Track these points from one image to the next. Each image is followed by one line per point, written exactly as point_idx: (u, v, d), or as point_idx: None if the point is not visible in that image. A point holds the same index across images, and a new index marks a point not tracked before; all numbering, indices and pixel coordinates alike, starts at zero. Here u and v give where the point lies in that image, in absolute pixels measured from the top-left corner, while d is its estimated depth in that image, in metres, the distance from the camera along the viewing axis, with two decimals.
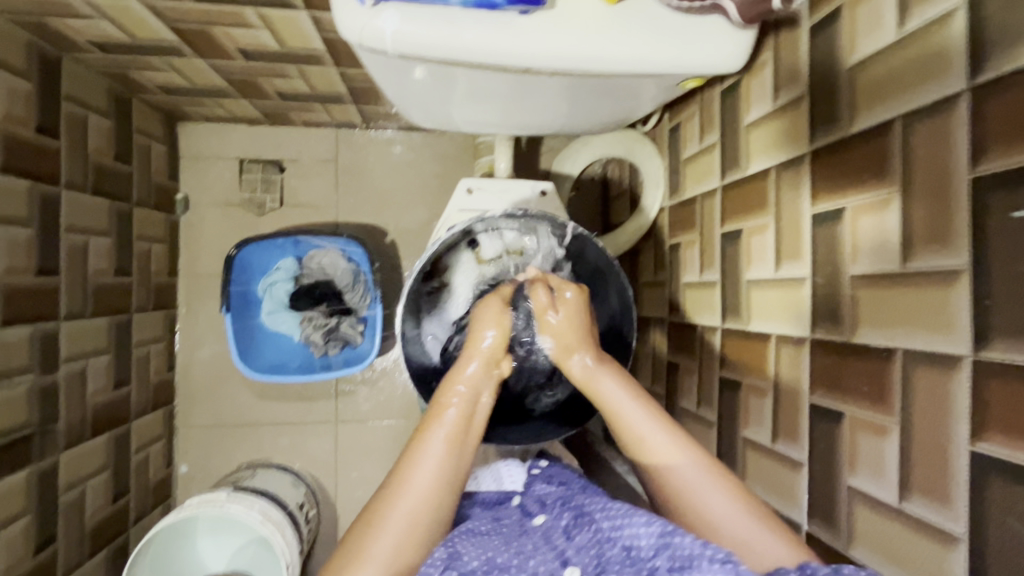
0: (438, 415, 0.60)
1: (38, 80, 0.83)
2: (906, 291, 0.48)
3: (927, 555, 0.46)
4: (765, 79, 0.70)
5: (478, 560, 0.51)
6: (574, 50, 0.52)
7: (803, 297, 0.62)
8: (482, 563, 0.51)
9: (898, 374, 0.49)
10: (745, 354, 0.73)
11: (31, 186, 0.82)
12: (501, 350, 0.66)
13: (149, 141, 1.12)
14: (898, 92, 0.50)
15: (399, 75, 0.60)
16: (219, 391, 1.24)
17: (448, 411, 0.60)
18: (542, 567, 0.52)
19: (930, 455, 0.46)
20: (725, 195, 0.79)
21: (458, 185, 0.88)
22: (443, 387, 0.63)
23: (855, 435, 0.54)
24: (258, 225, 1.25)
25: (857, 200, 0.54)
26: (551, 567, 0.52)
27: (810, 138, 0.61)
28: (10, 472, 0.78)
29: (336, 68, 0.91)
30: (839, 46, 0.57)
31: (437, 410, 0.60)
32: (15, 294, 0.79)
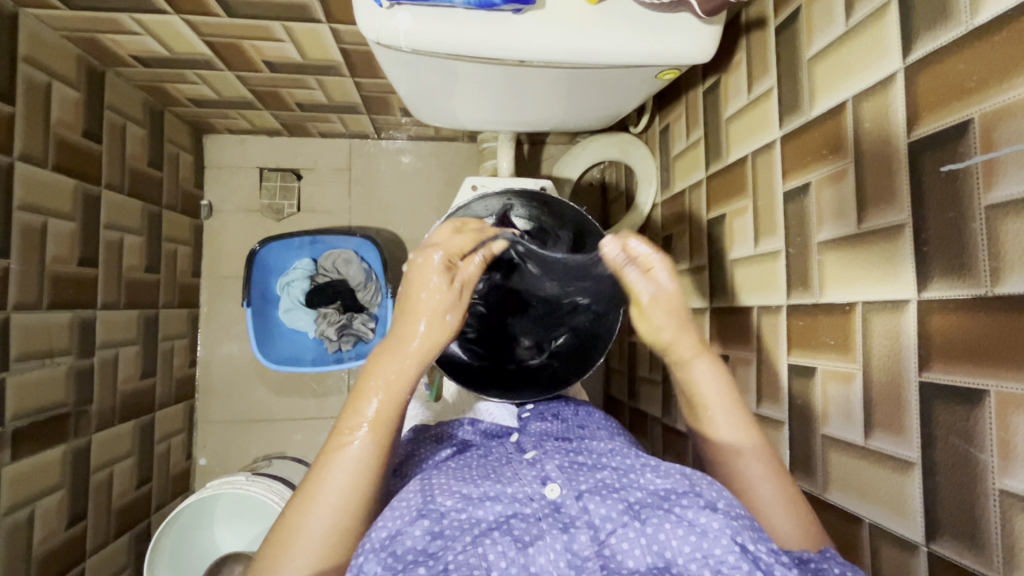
0: (357, 407, 0.54)
1: (86, 90, 0.92)
2: (863, 249, 0.54)
3: (888, 483, 0.51)
4: (739, 76, 0.77)
5: (452, 499, 0.50)
6: (563, 44, 0.60)
7: (778, 268, 0.68)
8: (456, 501, 0.50)
9: (858, 323, 0.55)
10: (731, 329, 0.78)
11: (77, 185, 0.90)
12: (438, 333, 0.58)
13: (178, 150, 1.21)
14: (848, 77, 0.57)
15: (409, 71, 0.69)
16: (237, 387, 1.30)
17: (368, 406, 0.54)
18: (520, 492, 0.52)
19: (888, 392, 0.51)
20: (709, 185, 0.85)
21: (464, 182, 0.95)
22: (365, 373, 0.56)
23: (826, 386, 0.59)
24: (276, 229, 1.33)
25: (820, 174, 0.60)
26: (531, 489, 0.53)
27: (779, 124, 0.68)
28: (49, 445, 0.84)
29: (351, 78, 1.00)
30: (799, 41, 0.64)
31: (366, 384, 0.56)
32: (59, 282, 0.87)
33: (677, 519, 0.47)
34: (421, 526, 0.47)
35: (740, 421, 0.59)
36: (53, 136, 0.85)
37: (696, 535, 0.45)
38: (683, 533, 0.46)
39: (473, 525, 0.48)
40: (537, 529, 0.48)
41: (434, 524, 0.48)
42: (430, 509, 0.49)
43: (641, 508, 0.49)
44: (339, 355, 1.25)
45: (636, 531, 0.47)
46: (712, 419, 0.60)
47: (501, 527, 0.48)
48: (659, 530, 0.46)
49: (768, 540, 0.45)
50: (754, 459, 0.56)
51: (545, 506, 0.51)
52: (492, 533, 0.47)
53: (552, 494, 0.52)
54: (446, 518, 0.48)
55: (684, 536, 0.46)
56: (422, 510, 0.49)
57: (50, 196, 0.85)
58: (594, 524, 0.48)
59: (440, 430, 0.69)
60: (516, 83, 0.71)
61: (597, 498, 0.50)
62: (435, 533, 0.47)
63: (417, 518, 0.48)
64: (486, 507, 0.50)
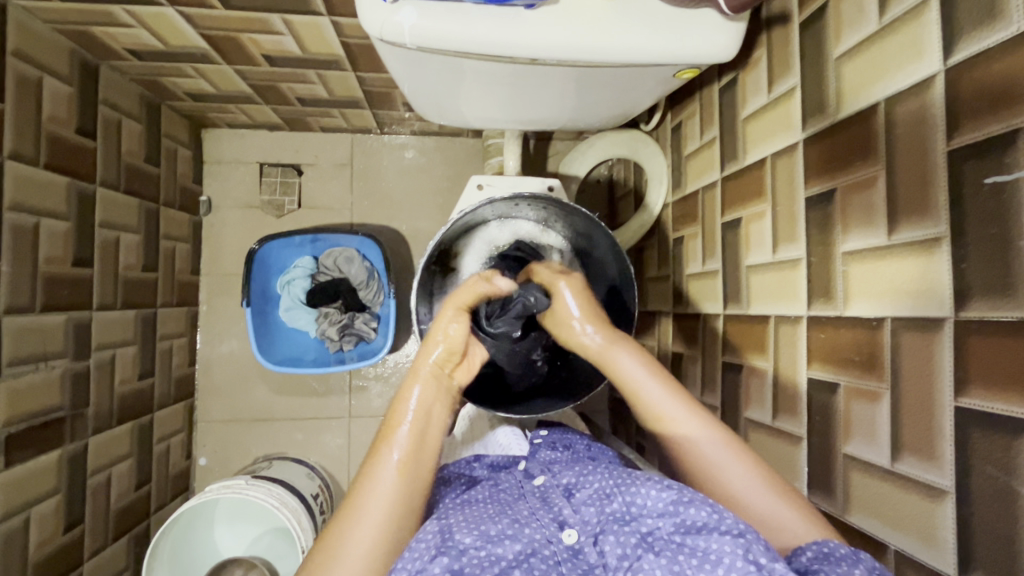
0: (391, 434, 0.61)
1: (79, 84, 0.89)
2: (893, 262, 0.51)
3: (916, 508, 0.49)
4: (759, 74, 0.74)
5: (470, 537, 0.52)
6: (577, 42, 0.57)
7: (797, 276, 0.65)
8: (474, 539, 0.51)
9: (886, 340, 0.52)
10: (745, 337, 0.75)
11: (70, 183, 0.87)
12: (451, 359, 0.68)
13: (176, 145, 1.18)
14: (880, 78, 0.53)
15: (414, 68, 0.65)
16: (237, 386, 1.28)
17: (401, 431, 0.61)
18: (537, 534, 0.53)
19: (918, 414, 0.48)
20: (724, 187, 0.82)
21: (470, 181, 0.92)
22: (394, 407, 0.64)
23: (849, 404, 0.56)
24: (276, 226, 1.30)
25: (845, 181, 0.57)
26: (548, 532, 0.54)
27: (802, 126, 0.65)
28: (44, 451, 0.82)
29: (353, 73, 0.97)
30: (826, 39, 0.61)
31: (395, 417, 0.62)
32: (52, 283, 0.84)
33: (690, 550, 0.47)
34: (440, 564, 0.48)
35: (693, 412, 0.62)
36: (45, 132, 0.82)
37: (710, 564, 0.45)
38: (697, 562, 0.45)
39: (492, 562, 0.49)
40: (556, 573, 0.50)
41: (454, 561, 0.49)
42: (449, 546, 0.50)
43: (655, 540, 0.49)
44: (340, 355, 1.22)
45: (652, 563, 0.47)
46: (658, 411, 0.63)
47: (520, 565, 0.49)
48: (674, 562, 0.46)
49: (781, 557, 0.44)
50: (703, 437, 0.59)
51: (562, 550, 0.52)
52: (512, 574, 0.48)
53: (569, 540, 0.53)
54: (465, 556, 0.49)
55: (699, 565, 0.45)
56: (441, 548, 0.50)
57: (42, 195, 0.82)
58: (610, 565, 0.50)
59: (447, 472, 0.71)
60: (525, 81, 0.68)
61: (611, 536, 0.51)
62: (454, 570, 0.48)
63: (436, 556, 0.49)
64: (504, 546, 0.51)
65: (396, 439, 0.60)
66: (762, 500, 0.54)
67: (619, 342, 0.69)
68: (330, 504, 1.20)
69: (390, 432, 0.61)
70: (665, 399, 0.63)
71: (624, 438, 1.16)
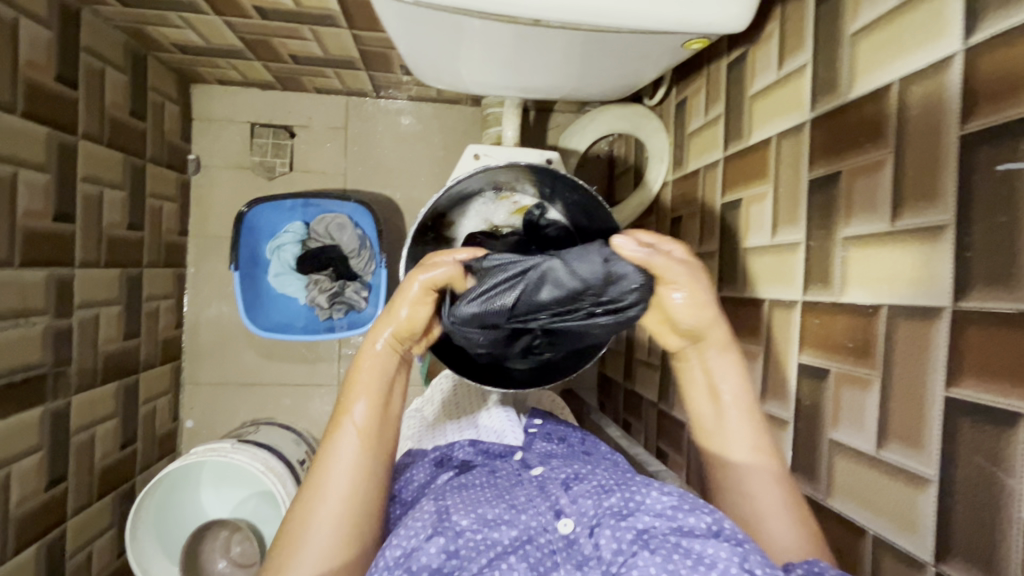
0: (347, 409, 0.58)
1: (60, 29, 0.84)
2: (894, 249, 0.50)
3: (896, 496, 0.49)
4: (770, 49, 0.71)
5: (467, 519, 0.52)
6: (584, 4, 0.54)
7: (797, 261, 0.64)
8: (471, 522, 0.52)
9: (881, 327, 0.51)
10: (738, 320, 0.75)
11: (50, 133, 0.84)
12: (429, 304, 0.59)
13: (163, 99, 1.14)
14: (895, 59, 0.51)
15: (409, 25, 0.62)
16: (225, 350, 1.27)
17: (358, 406, 0.58)
18: (533, 521, 0.53)
19: (908, 403, 0.48)
20: (727, 166, 0.80)
21: (466, 150, 0.91)
22: (350, 381, 0.60)
23: (839, 391, 0.56)
24: (267, 189, 1.27)
25: (852, 163, 0.56)
26: (544, 520, 0.54)
27: (810, 107, 0.63)
28: (25, 407, 0.81)
29: (349, 30, 0.93)
30: (842, 14, 0.59)
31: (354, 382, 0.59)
32: (32, 237, 0.81)
33: (685, 551, 0.46)
34: (436, 544, 0.49)
35: (755, 428, 0.59)
36: (23, 79, 0.78)
37: (705, 566, 0.45)
38: (693, 563, 0.45)
39: (488, 547, 0.50)
40: (551, 561, 0.50)
41: (450, 543, 0.49)
42: (446, 526, 0.51)
43: (651, 537, 0.49)
44: (330, 323, 1.20)
45: (647, 559, 0.46)
46: (729, 434, 0.59)
47: (516, 551, 0.49)
48: (669, 560, 0.46)
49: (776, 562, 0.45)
50: (741, 417, 0.59)
51: (557, 539, 0.52)
52: (507, 558, 0.48)
53: (565, 529, 0.53)
54: (461, 538, 0.50)
55: (693, 566, 0.45)
56: (438, 528, 0.51)
57: (19, 144, 0.78)
58: (605, 559, 0.49)
59: (441, 450, 0.72)
60: (527, 43, 0.66)
61: (607, 530, 0.50)
62: (450, 552, 0.49)
63: (433, 536, 0.50)
64: (501, 531, 0.51)
65: (354, 410, 0.58)
66: (781, 530, 0.54)
67: (728, 350, 0.60)
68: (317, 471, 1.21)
69: (352, 394, 0.59)
70: (742, 430, 0.59)
71: (610, 415, 1.17)
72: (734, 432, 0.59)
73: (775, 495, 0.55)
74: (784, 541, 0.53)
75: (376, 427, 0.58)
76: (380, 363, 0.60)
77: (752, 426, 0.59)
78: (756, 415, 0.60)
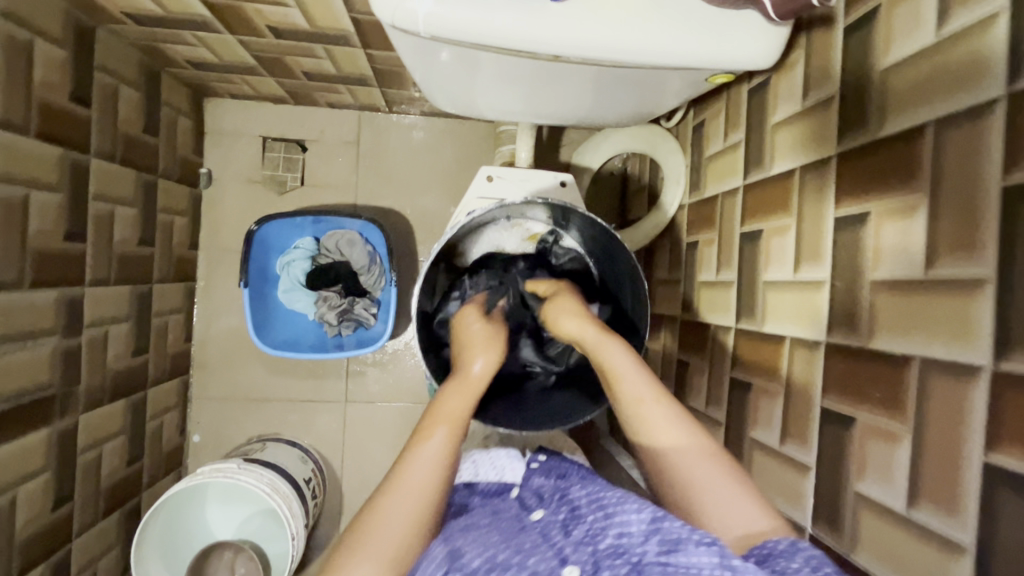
0: (431, 425, 0.60)
1: (74, 49, 0.84)
2: (928, 299, 0.48)
3: (928, 560, 0.47)
4: (794, 78, 0.69)
5: (478, 560, 0.51)
6: (605, 40, 0.53)
7: (820, 301, 0.61)
8: (483, 562, 0.50)
9: (912, 380, 0.49)
10: (757, 355, 0.73)
11: (63, 153, 0.83)
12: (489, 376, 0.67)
13: (176, 114, 1.13)
14: (930, 100, 0.49)
15: (425, 55, 0.61)
16: (233, 365, 1.27)
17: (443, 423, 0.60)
18: (540, 566, 0.50)
19: (942, 463, 0.46)
20: (747, 195, 0.78)
21: (479, 171, 0.89)
22: (436, 404, 0.63)
23: (865, 442, 0.54)
24: (278, 204, 1.26)
25: (882, 205, 0.54)
26: (547, 567, 0.50)
27: (837, 141, 0.60)
28: (32, 429, 0.80)
29: (362, 50, 0.92)
30: (873, 48, 0.56)
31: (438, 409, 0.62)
32: (43, 258, 0.81)
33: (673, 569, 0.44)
34: None
35: (668, 417, 0.59)
36: (36, 100, 0.78)
37: None
38: None
39: None
40: None
41: None
42: (460, 566, 0.50)
43: (644, 566, 0.46)
44: (338, 340, 1.20)
45: None
46: (647, 421, 0.60)
47: None
48: None
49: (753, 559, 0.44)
50: (654, 406, 0.60)
51: None
52: None
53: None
54: None
55: None
56: (452, 567, 0.50)
57: (31, 166, 0.78)
58: None
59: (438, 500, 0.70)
60: (545, 74, 0.64)
61: (606, 571, 0.48)
62: None
63: None
64: None
65: (440, 425, 0.60)
66: (739, 509, 0.53)
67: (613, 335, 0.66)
68: (323, 489, 1.20)
69: (434, 416, 0.61)
70: (659, 413, 0.60)
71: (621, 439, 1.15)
72: (653, 416, 0.60)
73: (712, 475, 0.55)
74: (751, 518, 0.53)
75: (461, 444, 0.59)
76: (461, 400, 0.63)
77: (666, 409, 0.60)
78: (667, 400, 0.60)
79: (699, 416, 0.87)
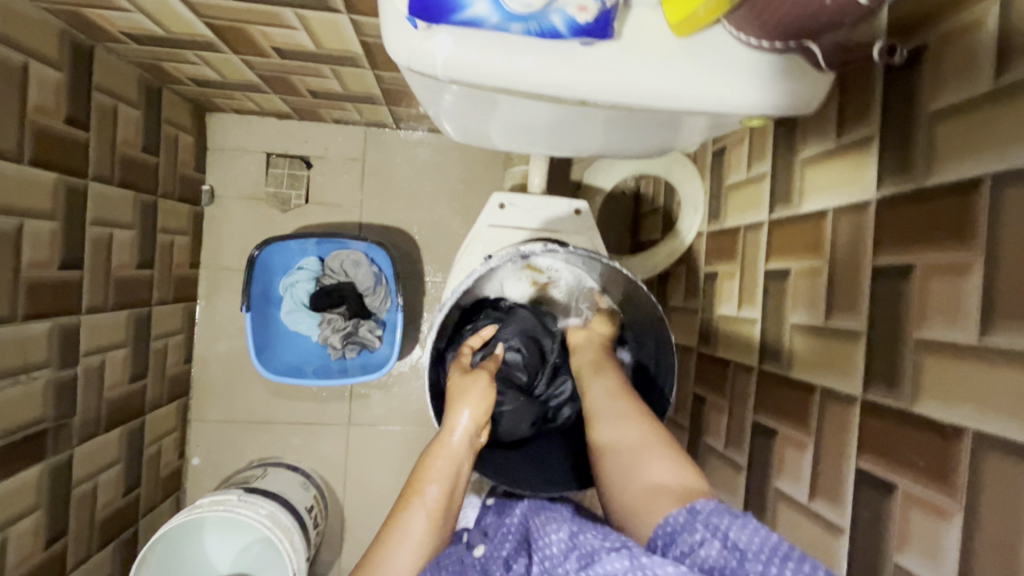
0: (416, 494, 0.59)
1: (71, 70, 0.81)
2: (982, 369, 0.45)
3: None
4: (827, 113, 0.65)
5: None
6: (630, 86, 0.51)
7: (855, 354, 0.58)
8: None
9: (964, 455, 0.46)
10: (782, 402, 0.69)
11: (58, 178, 0.80)
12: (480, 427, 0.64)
13: (177, 131, 1.10)
14: (987, 153, 0.46)
15: (442, 93, 0.60)
16: (234, 386, 1.23)
17: (427, 491, 0.60)
18: None
19: (999, 551, 0.43)
20: (772, 230, 0.75)
21: (491, 198, 0.86)
22: (421, 467, 0.62)
23: (907, 512, 0.50)
24: (281, 222, 1.23)
25: (928, 260, 0.50)
26: None
27: (877, 184, 0.57)
28: (23, 467, 0.77)
29: (371, 70, 0.88)
30: (919, 90, 0.53)
31: (424, 472, 0.61)
32: (36, 288, 0.78)
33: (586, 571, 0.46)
34: None
35: (626, 419, 0.62)
36: (30, 125, 0.75)
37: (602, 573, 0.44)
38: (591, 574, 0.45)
39: None
40: None
41: None
42: None
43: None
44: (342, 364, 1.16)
45: None
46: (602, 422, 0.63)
47: None
48: None
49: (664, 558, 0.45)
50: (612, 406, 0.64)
51: None
52: None
53: None
54: None
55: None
56: None
57: (24, 193, 0.75)
58: None
59: None
60: (565, 115, 0.63)
61: None
62: None
63: None
64: None
65: (424, 499, 0.59)
66: (667, 517, 0.53)
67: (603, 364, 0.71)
68: (325, 516, 1.17)
69: (420, 484, 0.60)
70: (616, 416, 0.63)
71: None
72: (608, 423, 0.63)
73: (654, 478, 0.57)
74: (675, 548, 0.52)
75: (443, 513, 0.60)
76: (450, 461, 0.61)
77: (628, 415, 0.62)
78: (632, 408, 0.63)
79: (717, 457, 0.83)
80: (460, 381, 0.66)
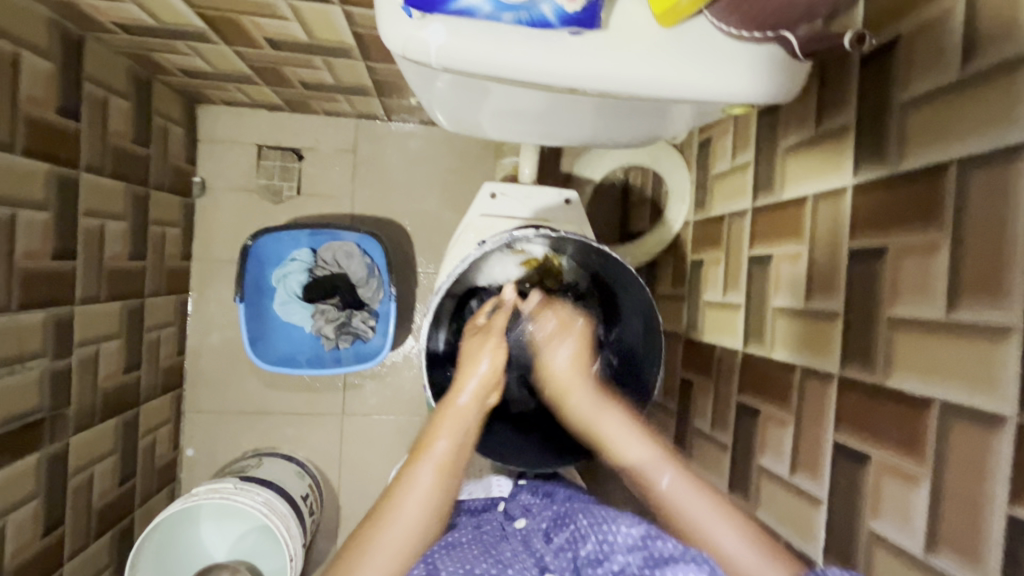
0: (427, 448, 0.64)
1: (62, 60, 0.81)
2: (948, 343, 0.47)
3: None
4: (807, 102, 0.68)
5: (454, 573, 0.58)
6: (616, 74, 0.53)
7: (833, 334, 0.61)
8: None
9: (932, 424, 0.48)
10: (765, 382, 0.72)
11: (50, 169, 0.80)
12: (491, 384, 0.67)
13: (168, 123, 1.10)
14: (955, 138, 0.48)
15: (434, 81, 0.62)
16: (227, 378, 1.24)
17: (437, 445, 0.64)
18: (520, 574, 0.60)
19: (963, 512, 0.46)
20: (755, 217, 0.77)
21: (481, 188, 0.87)
22: (432, 424, 0.66)
23: (880, 480, 0.53)
24: (273, 214, 1.23)
25: (900, 241, 0.53)
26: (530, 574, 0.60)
27: (854, 170, 0.59)
28: (21, 455, 0.78)
29: (363, 62, 0.89)
30: (892, 79, 0.55)
31: (432, 429, 0.65)
32: (30, 278, 0.78)
33: None
34: None
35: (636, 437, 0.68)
36: (22, 114, 0.75)
37: None
38: None
39: None
40: None
41: None
42: None
43: None
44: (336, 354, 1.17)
45: None
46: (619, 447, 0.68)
47: None
48: None
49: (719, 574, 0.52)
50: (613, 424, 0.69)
51: None
52: None
53: None
54: None
55: None
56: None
57: (16, 183, 0.75)
58: None
59: None
60: (554, 102, 0.64)
61: None
62: None
63: None
64: None
65: (433, 453, 0.64)
66: (725, 536, 0.59)
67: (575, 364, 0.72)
68: (320, 504, 1.18)
69: (430, 440, 0.64)
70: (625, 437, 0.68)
71: None
72: (624, 444, 0.68)
73: (700, 502, 0.61)
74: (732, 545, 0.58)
75: (452, 466, 0.64)
76: (456, 422, 0.65)
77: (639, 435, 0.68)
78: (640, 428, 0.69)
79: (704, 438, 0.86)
80: (477, 336, 0.70)
